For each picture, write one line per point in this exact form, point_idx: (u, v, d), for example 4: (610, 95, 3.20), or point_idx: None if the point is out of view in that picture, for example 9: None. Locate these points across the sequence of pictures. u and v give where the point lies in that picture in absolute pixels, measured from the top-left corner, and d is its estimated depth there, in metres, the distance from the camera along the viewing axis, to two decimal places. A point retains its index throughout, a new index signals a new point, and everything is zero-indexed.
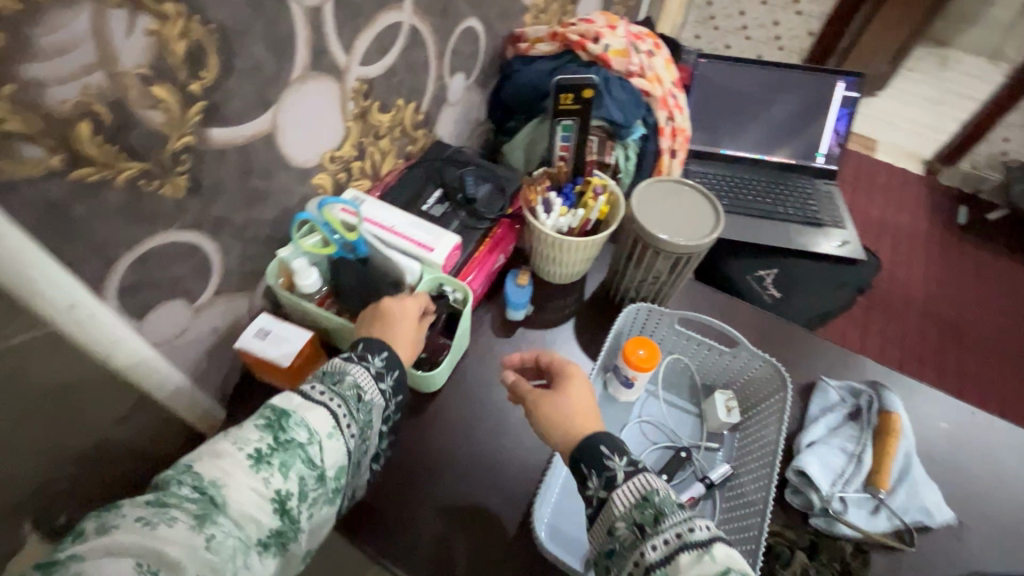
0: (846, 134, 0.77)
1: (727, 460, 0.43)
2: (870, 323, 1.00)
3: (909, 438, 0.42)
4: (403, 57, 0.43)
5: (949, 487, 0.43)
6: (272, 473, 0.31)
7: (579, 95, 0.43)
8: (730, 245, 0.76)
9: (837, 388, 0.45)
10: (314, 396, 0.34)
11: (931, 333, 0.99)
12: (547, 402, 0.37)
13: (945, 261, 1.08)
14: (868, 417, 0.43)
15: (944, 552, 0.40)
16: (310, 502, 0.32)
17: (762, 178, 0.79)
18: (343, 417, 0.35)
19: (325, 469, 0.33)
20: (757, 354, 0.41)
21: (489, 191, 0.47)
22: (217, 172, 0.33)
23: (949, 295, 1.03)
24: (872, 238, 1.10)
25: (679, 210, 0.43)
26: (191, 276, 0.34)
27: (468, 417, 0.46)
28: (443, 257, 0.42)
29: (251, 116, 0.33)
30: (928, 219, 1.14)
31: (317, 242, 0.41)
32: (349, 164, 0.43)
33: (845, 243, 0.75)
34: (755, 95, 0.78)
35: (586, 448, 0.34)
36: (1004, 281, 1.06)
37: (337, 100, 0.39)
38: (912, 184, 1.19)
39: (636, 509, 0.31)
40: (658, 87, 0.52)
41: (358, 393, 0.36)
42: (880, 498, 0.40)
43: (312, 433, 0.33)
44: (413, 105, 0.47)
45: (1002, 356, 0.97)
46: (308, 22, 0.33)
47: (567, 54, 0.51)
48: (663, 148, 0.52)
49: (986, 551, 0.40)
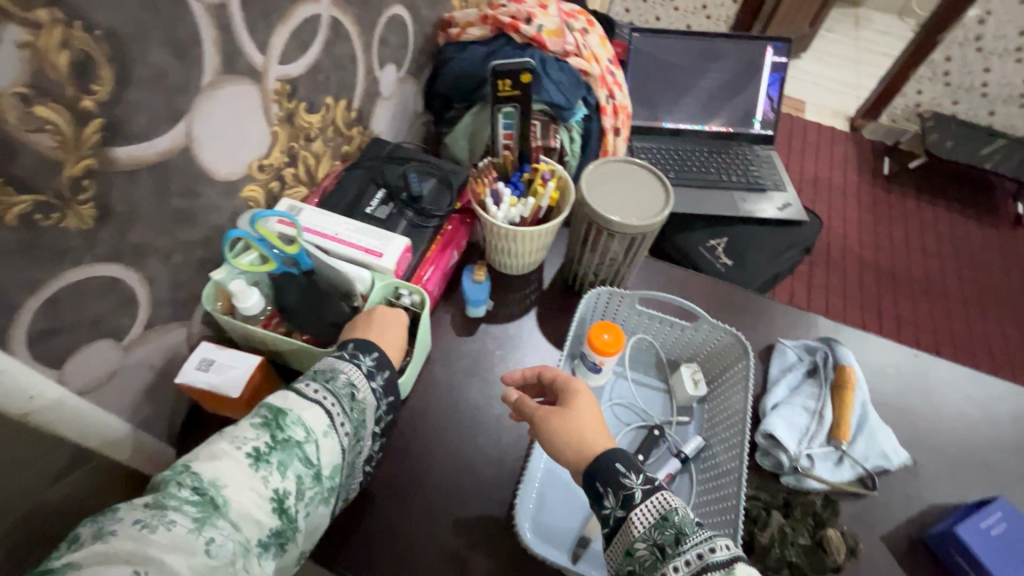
0: (779, 99, 0.78)
1: (699, 432, 0.40)
2: (815, 278, 1.02)
3: (864, 389, 0.42)
4: (327, 52, 0.40)
5: (904, 431, 0.43)
6: (271, 472, 0.26)
7: (517, 80, 0.40)
8: (682, 219, 0.78)
9: (794, 348, 0.44)
10: (311, 391, 0.30)
11: (870, 281, 1.03)
12: (557, 421, 0.34)
13: (874, 211, 1.13)
14: (826, 372, 0.42)
15: (903, 491, 0.40)
16: (310, 505, 0.27)
17: (704, 148, 0.81)
18: (340, 413, 0.30)
19: (325, 468, 0.28)
20: (718, 325, 0.40)
21: (434, 187, 0.45)
22: (131, 196, 0.29)
23: (883, 244, 1.09)
24: (809, 196, 1.14)
25: (627, 190, 0.41)
26: (116, 314, 0.31)
27: (436, 418, 0.42)
28: (394, 262, 0.38)
29: (161, 131, 0.29)
30: (855, 171, 1.21)
31: (254, 259, 0.37)
32: (281, 172, 0.40)
33: (787, 206, 0.78)
34: (690, 66, 0.77)
35: (601, 467, 0.31)
36: (929, 224, 1.13)
37: (260, 103, 0.35)
38: (839, 143, 1.26)
39: (656, 529, 0.28)
40: (596, 65, 0.51)
41: (354, 387, 0.31)
42: (843, 449, 0.39)
43: (310, 431, 0.28)
44: (344, 103, 0.44)
45: (934, 296, 1.03)
46: (213, 19, 0.29)
47: (501, 38, 0.50)
48: (607, 126, 0.52)
49: (941, 485, 0.40)
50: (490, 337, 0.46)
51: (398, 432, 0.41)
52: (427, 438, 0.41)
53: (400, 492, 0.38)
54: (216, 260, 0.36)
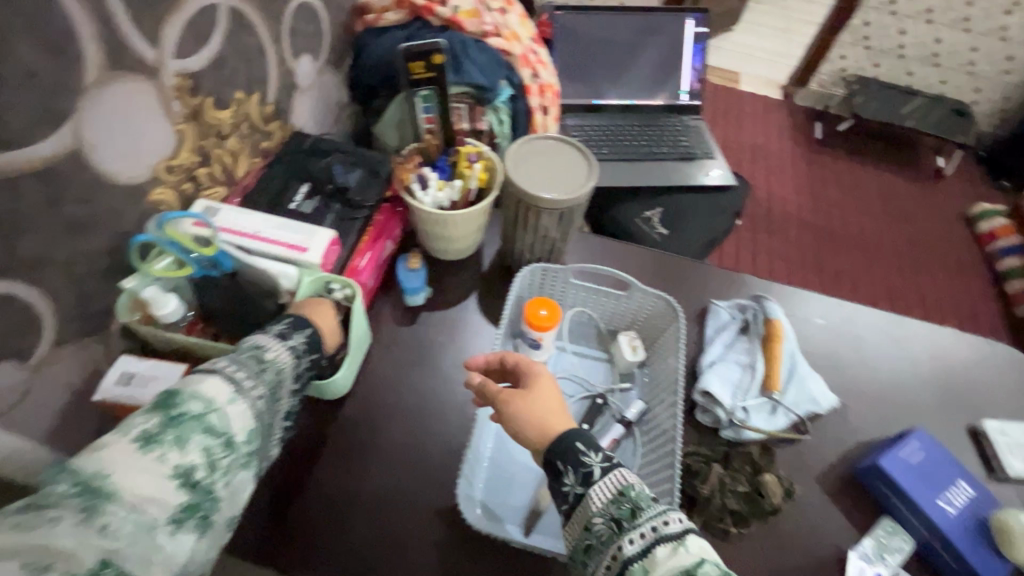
0: (703, 68, 0.80)
1: (640, 397, 0.41)
2: (756, 242, 1.06)
3: (792, 340, 0.44)
4: (230, 43, 0.38)
5: (832, 377, 0.45)
6: (169, 447, 0.24)
7: (430, 61, 0.41)
8: (617, 192, 0.79)
9: (727, 308, 0.46)
10: (206, 367, 0.28)
11: (808, 240, 1.07)
12: (520, 403, 0.33)
13: (808, 173, 1.18)
14: (756, 328, 0.44)
15: (834, 432, 0.42)
16: (226, 471, 0.26)
17: (634, 122, 0.82)
18: (245, 377, 0.28)
19: (234, 434, 0.27)
20: (649, 292, 0.41)
21: (361, 178, 0.43)
22: (16, 207, 0.27)
23: (818, 204, 1.13)
24: (746, 164, 1.17)
25: (552, 166, 0.41)
26: (17, 333, 0.29)
27: (381, 409, 0.42)
28: (320, 255, 0.38)
29: (42, 135, 0.27)
30: (787, 134, 1.25)
31: (170, 265, 0.35)
32: (193, 172, 0.38)
33: (719, 172, 0.80)
34: (614, 41, 0.78)
35: (561, 446, 0.31)
36: (859, 181, 1.18)
37: (159, 101, 0.34)
38: (772, 108, 1.29)
39: (613, 504, 0.29)
40: (516, 45, 0.53)
41: (261, 354, 0.30)
42: (775, 399, 0.41)
43: (210, 401, 0.26)
44: (256, 96, 0.42)
45: (868, 248, 1.08)
46: (90, 12, 0.28)
47: (417, 22, 0.50)
48: (533, 105, 0.53)
49: (868, 423, 0.43)
50: (431, 325, 0.46)
51: (341, 427, 0.40)
52: (366, 427, 0.41)
53: (337, 478, 0.38)
54: (128, 269, 0.35)
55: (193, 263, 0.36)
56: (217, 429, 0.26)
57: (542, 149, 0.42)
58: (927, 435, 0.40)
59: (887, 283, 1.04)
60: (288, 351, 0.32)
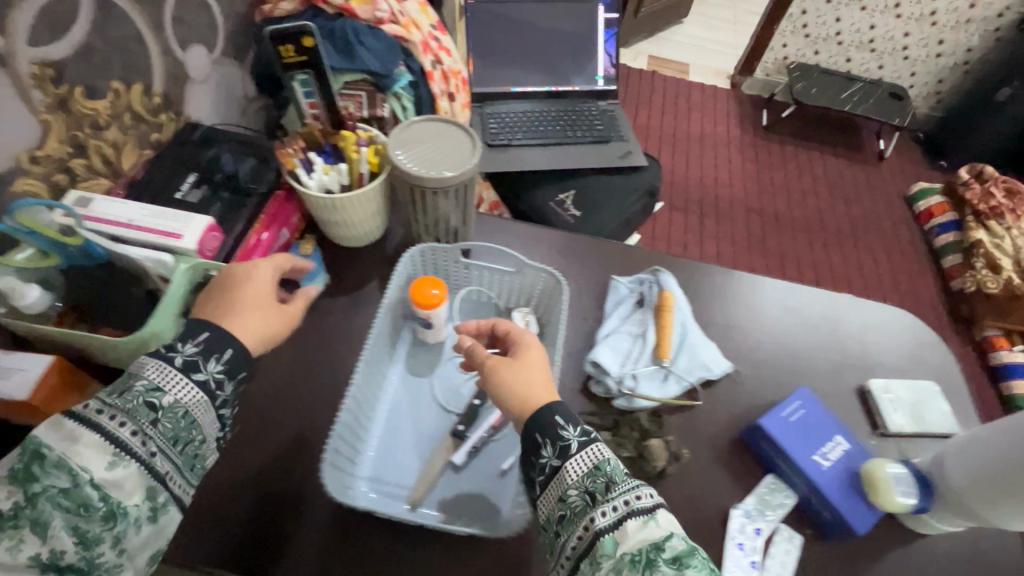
0: (614, 55, 1.44)
1: (586, 361, 0.68)
2: (671, 229, 1.85)
3: (680, 309, 0.71)
4: (91, 34, 0.67)
5: (676, 335, 0.70)
6: (22, 541, 0.41)
7: (299, 45, 0.69)
8: (545, 180, 1.34)
9: (628, 285, 0.74)
10: (95, 418, 0.46)
11: (746, 225, 1.89)
12: (509, 369, 0.54)
13: (754, 159, 2.10)
14: (651, 299, 0.72)
15: (729, 392, 0.68)
16: (128, 524, 0.44)
17: (554, 107, 1.44)
18: (123, 447, 0.46)
19: (115, 501, 0.44)
20: (541, 270, 0.68)
21: (250, 166, 0.75)
22: None
23: (743, 190, 1.99)
24: (670, 171, 2.00)
25: (435, 150, 0.63)
26: None
27: (318, 340, 0.71)
28: (190, 241, 0.63)
29: None
30: (731, 127, 2.19)
31: (32, 256, 0.59)
32: (61, 160, 0.67)
33: (631, 151, 1.37)
34: (543, 25, 1.42)
35: (535, 424, 0.50)
36: (767, 164, 2.09)
37: (24, 105, 0.61)
38: (722, 102, 2.28)
39: (587, 477, 0.48)
40: (411, 34, 0.93)
41: (165, 394, 0.49)
42: (666, 368, 0.67)
43: (78, 472, 0.43)
44: (134, 91, 0.76)
45: (776, 224, 1.90)
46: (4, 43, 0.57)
47: (313, 10, 0.89)
48: (435, 90, 0.97)
49: (684, 364, 0.67)
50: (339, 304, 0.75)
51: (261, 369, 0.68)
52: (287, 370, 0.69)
53: (290, 480, 0.62)
54: None
55: (55, 254, 0.60)
56: (91, 500, 0.43)
57: (425, 129, 0.66)
58: (810, 399, 0.65)
59: (758, 251, 1.83)
60: (196, 389, 0.51)
